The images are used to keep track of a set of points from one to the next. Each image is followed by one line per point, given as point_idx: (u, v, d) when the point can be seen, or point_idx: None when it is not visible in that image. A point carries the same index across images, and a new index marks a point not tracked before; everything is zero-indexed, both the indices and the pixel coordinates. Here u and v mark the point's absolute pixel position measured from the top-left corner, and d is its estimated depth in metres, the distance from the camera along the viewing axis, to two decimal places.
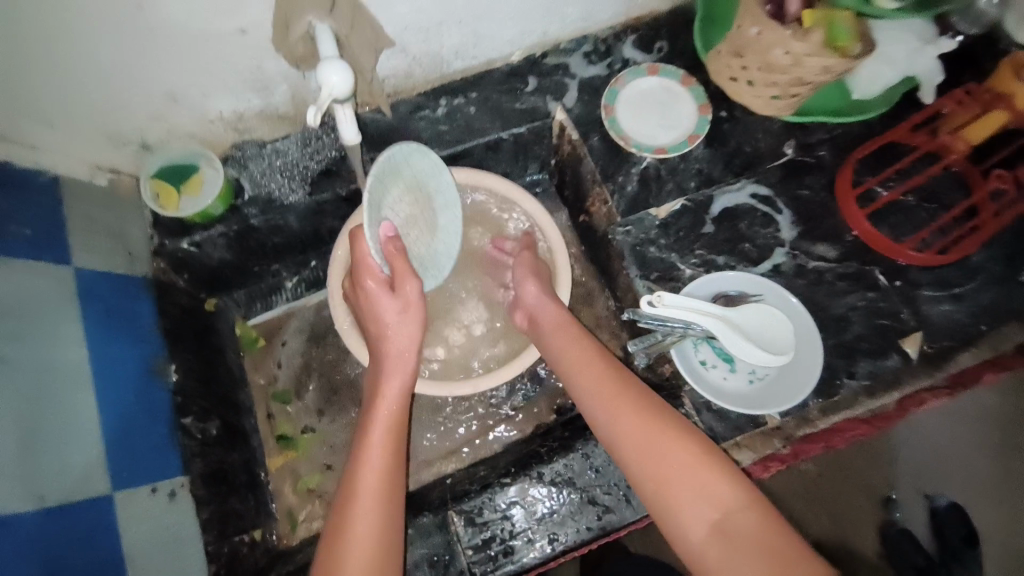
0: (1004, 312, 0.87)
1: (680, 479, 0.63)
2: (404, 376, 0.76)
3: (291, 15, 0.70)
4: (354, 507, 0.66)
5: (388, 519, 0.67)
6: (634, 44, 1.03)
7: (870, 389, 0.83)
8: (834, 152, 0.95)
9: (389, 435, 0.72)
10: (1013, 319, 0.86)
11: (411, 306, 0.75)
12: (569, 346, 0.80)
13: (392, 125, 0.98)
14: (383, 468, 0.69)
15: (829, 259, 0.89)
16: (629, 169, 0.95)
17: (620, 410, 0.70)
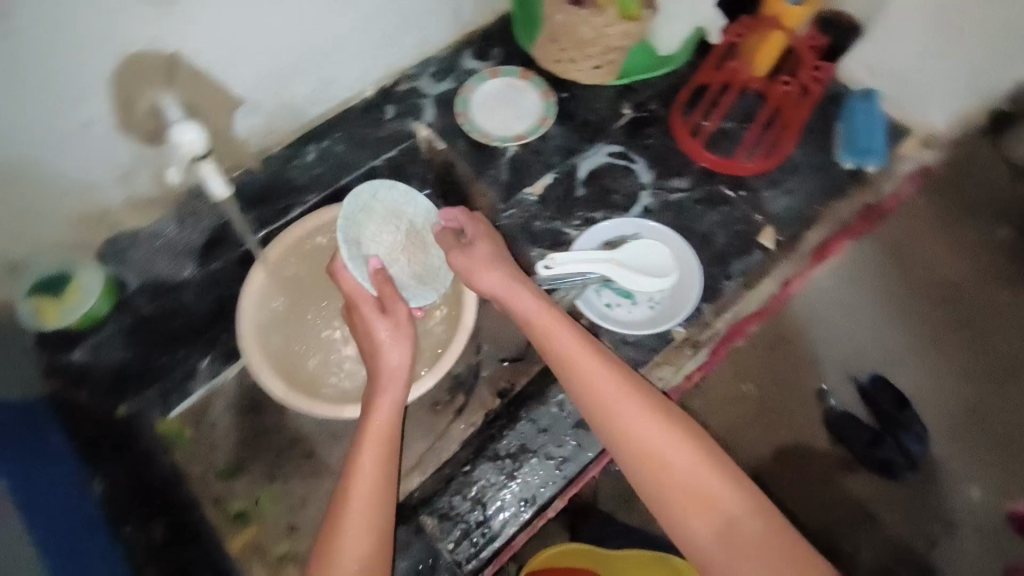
0: (830, 191, 1.02)
1: (688, 494, 0.68)
2: (395, 391, 0.78)
3: (135, 93, 0.75)
4: (351, 516, 0.71)
5: (380, 518, 0.72)
6: (473, 55, 1.12)
7: (747, 283, 0.97)
8: (663, 102, 1.09)
9: (378, 447, 0.75)
10: (839, 194, 1.02)
11: (400, 325, 0.80)
12: (580, 354, 0.75)
13: (268, 182, 0.99)
14: (372, 479, 0.73)
15: (685, 188, 1.03)
16: (499, 161, 1.05)
17: (636, 427, 0.71)
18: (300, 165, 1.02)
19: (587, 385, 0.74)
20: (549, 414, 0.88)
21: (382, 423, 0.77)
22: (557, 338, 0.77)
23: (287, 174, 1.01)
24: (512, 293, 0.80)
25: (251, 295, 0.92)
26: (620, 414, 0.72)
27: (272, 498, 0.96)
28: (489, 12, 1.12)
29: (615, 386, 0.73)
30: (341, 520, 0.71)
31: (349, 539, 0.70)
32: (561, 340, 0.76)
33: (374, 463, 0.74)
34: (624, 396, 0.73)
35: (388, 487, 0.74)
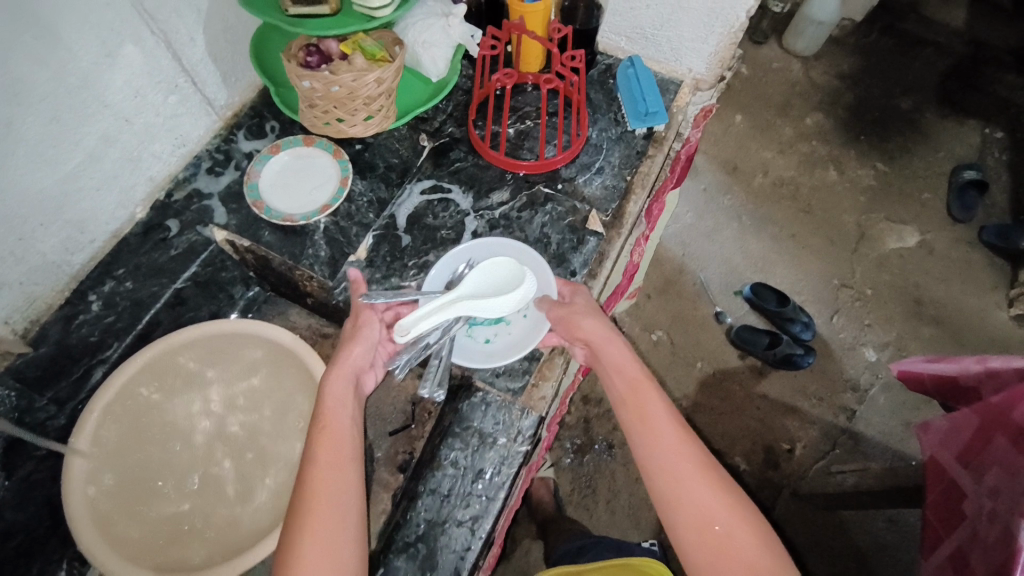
0: (635, 157, 1.06)
1: (737, 554, 0.69)
2: (346, 389, 0.77)
3: None
4: (314, 501, 0.69)
5: (345, 500, 0.70)
6: (247, 136, 1.05)
7: (592, 272, 0.97)
8: (456, 123, 1.09)
9: (332, 433, 0.73)
10: (644, 158, 1.07)
11: (363, 332, 0.82)
12: (657, 415, 0.77)
13: (53, 353, 0.86)
14: (328, 468, 0.71)
15: (506, 201, 1.02)
16: (313, 238, 0.98)
17: (687, 492, 0.72)
18: (87, 319, 0.89)
19: (652, 452, 0.75)
20: (448, 476, 0.82)
21: (336, 414, 0.75)
22: (646, 386, 0.80)
23: (73, 336, 0.88)
24: (604, 337, 0.83)
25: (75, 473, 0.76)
26: (672, 477, 0.73)
27: None
28: (245, 89, 1.06)
29: (677, 446, 0.75)
30: (303, 509, 0.68)
31: (314, 525, 0.67)
32: (652, 395, 0.79)
33: (329, 451, 0.72)
34: (686, 452, 0.75)
35: (349, 471, 0.72)
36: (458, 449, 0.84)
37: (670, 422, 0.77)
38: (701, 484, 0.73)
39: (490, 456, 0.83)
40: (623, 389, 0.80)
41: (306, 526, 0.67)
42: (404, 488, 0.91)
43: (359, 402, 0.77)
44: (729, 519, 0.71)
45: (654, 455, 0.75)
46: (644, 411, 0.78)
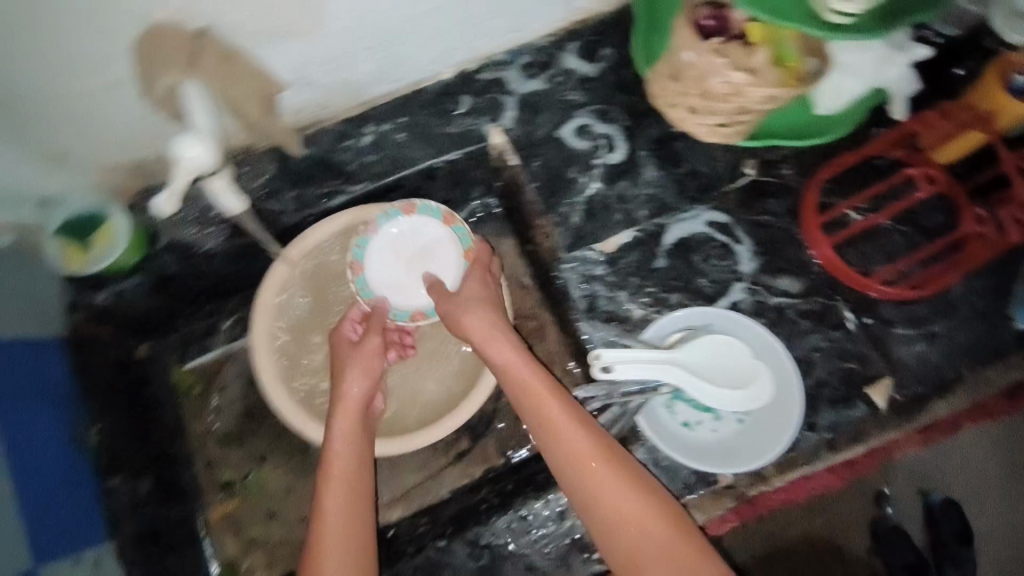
0: (985, 352, 0.80)
1: None
2: (363, 380, 0.81)
3: (147, 74, 0.62)
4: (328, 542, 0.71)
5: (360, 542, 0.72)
6: (579, 54, 0.90)
7: (833, 444, 0.77)
8: (799, 169, 0.85)
9: (350, 417, 0.80)
10: (994, 360, 0.80)
11: (369, 317, 0.87)
12: (573, 468, 0.70)
13: (313, 160, 0.88)
14: (335, 502, 0.74)
15: (794, 295, 0.82)
16: (572, 199, 0.88)
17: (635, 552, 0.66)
18: (352, 147, 0.89)
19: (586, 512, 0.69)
20: (546, 515, 0.82)
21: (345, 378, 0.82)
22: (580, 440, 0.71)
23: (336, 156, 0.89)
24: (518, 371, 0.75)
25: (274, 278, 0.88)
26: (626, 537, 0.67)
27: (259, 481, 0.99)
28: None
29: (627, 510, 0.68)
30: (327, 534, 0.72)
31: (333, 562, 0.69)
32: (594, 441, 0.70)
33: (347, 445, 0.78)
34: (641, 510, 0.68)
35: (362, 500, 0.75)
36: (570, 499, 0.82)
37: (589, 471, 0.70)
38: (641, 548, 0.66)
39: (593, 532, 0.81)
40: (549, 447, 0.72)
41: (328, 512, 0.73)
42: (492, 474, 0.93)
43: (370, 381, 0.82)
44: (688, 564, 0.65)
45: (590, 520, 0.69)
46: (562, 445, 0.71)
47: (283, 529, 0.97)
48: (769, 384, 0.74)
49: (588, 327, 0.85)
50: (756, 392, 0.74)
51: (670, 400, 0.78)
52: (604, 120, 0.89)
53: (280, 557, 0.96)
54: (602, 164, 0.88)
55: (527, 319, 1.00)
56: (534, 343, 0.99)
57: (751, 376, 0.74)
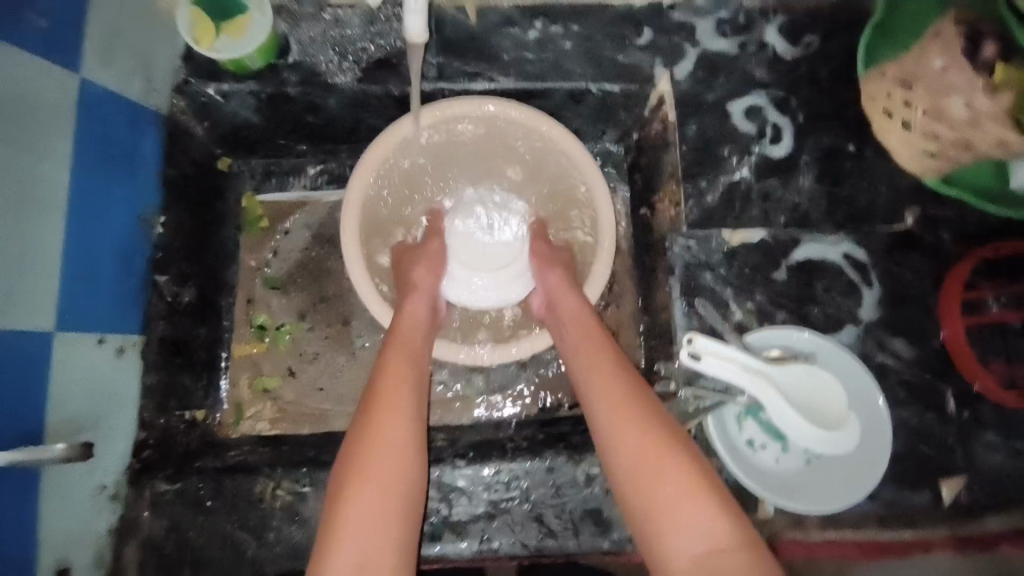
0: None
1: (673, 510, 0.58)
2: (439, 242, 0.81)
3: None
4: (376, 412, 0.64)
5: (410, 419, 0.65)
6: (783, 29, 0.84)
7: (880, 516, 0.74)
8: (959, 238, 0.81)
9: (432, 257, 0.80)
10: None
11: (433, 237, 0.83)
12: (617, 402, 0.66)
13: (471, 34, 0.82)
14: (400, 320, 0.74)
15: (900, 359, 0.77)
16: (717, 177, 0.81)
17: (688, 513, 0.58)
18: (514, 37, 0.83)
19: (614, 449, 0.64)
20: (572, 477, 0.74)
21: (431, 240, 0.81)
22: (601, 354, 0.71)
23: (494, 39, 0.83)
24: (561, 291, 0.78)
25: (382, 146, 0.79)
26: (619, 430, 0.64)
27: (291, 335, 0.92)
28: None
29: (632, 410, 0.65)
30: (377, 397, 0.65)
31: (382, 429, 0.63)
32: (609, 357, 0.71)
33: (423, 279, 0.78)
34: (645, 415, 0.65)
35: (411, 381, 0.68)
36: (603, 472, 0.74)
37: (629, 406, 0.65)
38: (701, 508, 0.58)
39: (614, 510, 0.74)
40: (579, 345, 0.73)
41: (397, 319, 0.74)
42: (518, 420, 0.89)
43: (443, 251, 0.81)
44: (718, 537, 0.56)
45: (626, 461, 0.62)
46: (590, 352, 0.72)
47: (297, 393, 0.90)
48: (857, 436, 0.69)
49: (679, 304, 0.79)
50: (842, 438, 0.69)
51: (742, 414, 0.73)
52: (780, 109, 0.82)
53: (291, 416, 0.89)
54: (762, 154, 0.82)
55: (608, 283, 0.96)
56: (603, 308, 0.95)
57: (840, 421, 0.69)
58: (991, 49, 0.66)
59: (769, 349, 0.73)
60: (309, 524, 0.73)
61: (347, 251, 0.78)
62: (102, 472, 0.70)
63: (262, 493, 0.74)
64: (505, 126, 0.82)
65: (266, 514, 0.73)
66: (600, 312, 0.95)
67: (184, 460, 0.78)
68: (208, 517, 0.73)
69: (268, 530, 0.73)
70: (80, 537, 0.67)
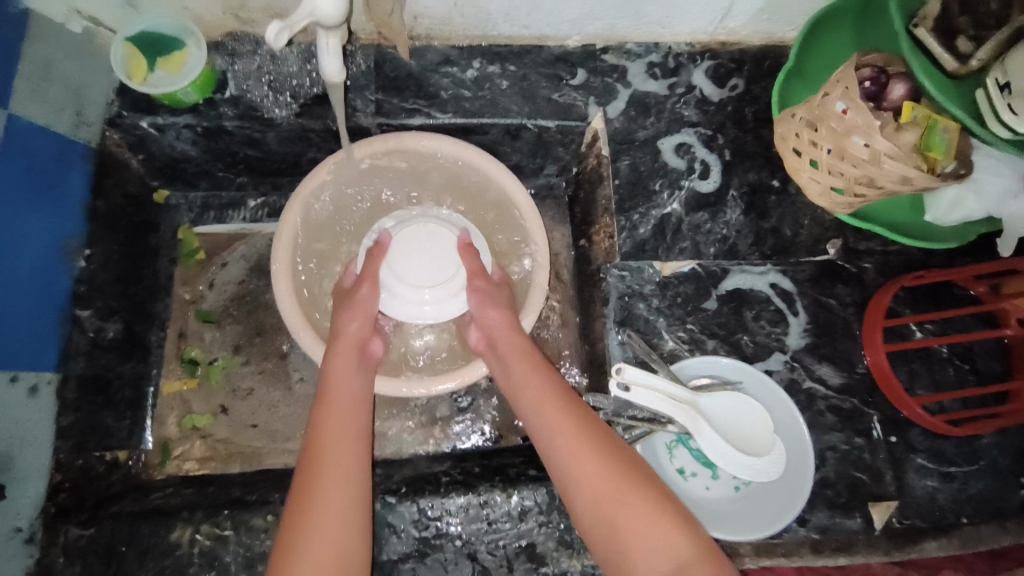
0: (989, 508, 0.77)
1: (631, 534, 0.59)
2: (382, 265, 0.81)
3: None
4: (316, 482, 0.63)
5: (355, 480, 0.64)
6: (709, 71, 0.88)
7: (817, 545, 0.74)
8: (881, 268, 0.84)
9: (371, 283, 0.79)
10: (995, 517, 0.78)
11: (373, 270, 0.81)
12: (565, 433, 0.67)
13: (410, 73, 0.85)
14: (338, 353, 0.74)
15: (829, 386, 0.79)
16: (649, 210, 0.83)
17: (640, 559, 0.58)
18: (453, 75, 0.85)
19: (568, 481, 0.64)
20: (507, 512, 0.73)
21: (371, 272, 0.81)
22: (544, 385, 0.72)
23: (433, 78, 0.85)
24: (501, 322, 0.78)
25: (318, 178, 0.80)
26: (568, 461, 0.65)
27: (224, 369, 0.91)
28: (758, 31, 0.87)
29: (578, 439, 0.66)
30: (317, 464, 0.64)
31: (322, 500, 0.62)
32: (552, 387, 0.71)
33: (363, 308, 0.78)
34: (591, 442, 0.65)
35: (357, 435, 0.67)
36: (537, 503, 0.73)
37: (576, 437, 0.66)
38: (656, 529, 0.59)
39: (551, 545, 0.72)
40: (522, 377, 0.73)
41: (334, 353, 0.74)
42: (456, 452, 0.88)
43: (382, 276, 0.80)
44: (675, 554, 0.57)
45: (581, 492, 0.63)
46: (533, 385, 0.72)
47: (229, 429, 0.89)
48: (782, 463, 0.70)
49: (613, 334, 0.79)
50: (768, 465, 0.70)
51: (673, 442, 0.76)
52: (707, 146, 0.86)
53: (220, 454, 0.88)
54: (691, 188, 0.85)
55: (551, 313, 0.96)
56: (546, 338, 0.95)
57: (767, 448, 0.71)
58: (899, 89, 0.71)
59: (695, 378, 0.76)
60: (229, 570, 0.68)
61: (278, 290, 0.77)
62: (14, 517, 0.67)
63: (178, 539, 0.69)
64: (438, 163, 0.85)
65: (182, 560, 0.69)
66: (543, 343, 0.95)
67: (101, 504, 0.73)
68: (120, 565, 0.68)
69: None
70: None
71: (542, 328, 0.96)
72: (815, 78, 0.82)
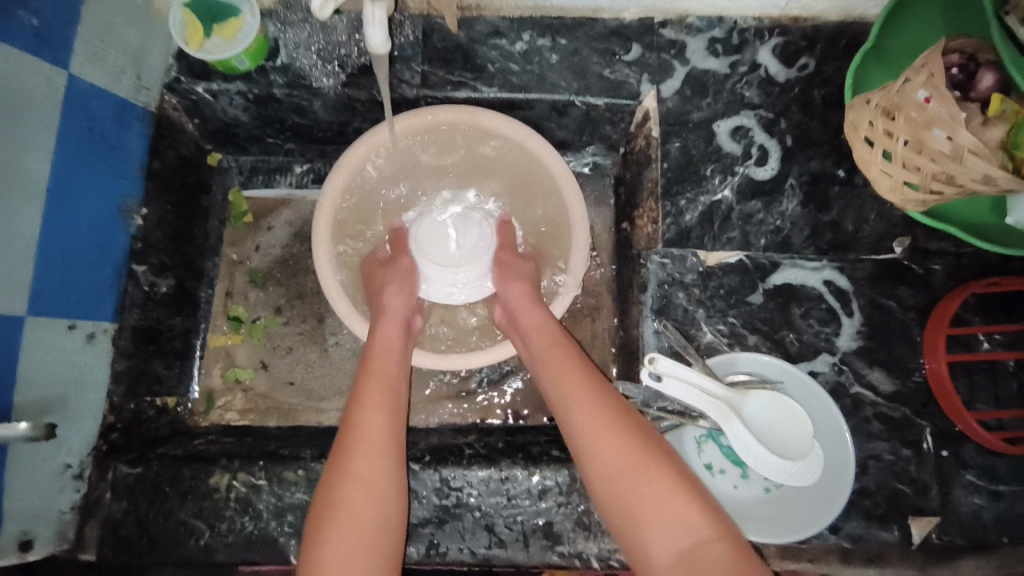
0: None
1: (652, 512, 0.58)
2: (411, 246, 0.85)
3: None
4: (349, 446, 0.65)
5: (385, 442, 0.66)
6: (776, 50, 0.82)
7: (845, 553, 0.71)
8: (949, 271, 0.77)
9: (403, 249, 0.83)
10: None
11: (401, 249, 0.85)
12: (587, 409, 0.65)
13: (459, 44, 0.83)
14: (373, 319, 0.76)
15: (878, 393, 0.74)
16: (698, 196, 0.80)
17: (658, 537, 0.57)
18: (501, 48, 0.83)
19: (589, 457, 0.63)
20: (527, 489, 0.73)
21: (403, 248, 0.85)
22: (566, 360, 0.71)
23: (481, 49, 0.83)
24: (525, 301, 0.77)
25: (362, 150, 0.80)
26: (588, 437, 0.64)
27: (266, 329, 0.95)
28: (837, 7, 0.80)
29: (600, 415, 0.65)
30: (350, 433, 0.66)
31: (353, 473, 0.63)
32: (575, 363, 0.70)
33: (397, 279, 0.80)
34: (612, 420, 0.64)
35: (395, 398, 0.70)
36: (558, 483, 0.73)
37: (599, 413, 0.65)
38: (675, 510, 0.58)
39: (566, 525, 0.72)
40: (544, 351, 0.72)
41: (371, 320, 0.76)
42: (484, 425, 0.89)
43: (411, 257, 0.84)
44: (693, 535, 0.57)
45: (602, 468, 0.62)
46: (554, 361, 0.71)
47: (268, 385, 0.93)
48: (819, 470, 0.67)
49: (648, 325, 0.77)
50: (803, 470, 0.68)
51: (703, 436, 0.73)
52: (768, 131, 0.81)
53: (259, 407, 0.93)
54: (745, 174, 0.80)
55: (587, 296, 0.95)
56: (581, 320, 0.94)
57: (803, 453, 0.68)
58: (989, 79, 0.64)
59: (731, 374, 0.73)
60: (261, 517, 0.73)
61: (318, 259, 0.79)
62: (66, 453, 0.72)
63: (217, 484, 0.74)
64: (481, 138, 0.84)
65: (219, 503, 0.73)
66: (578, 325, 0.94)
67: (148, 446, 0.79)
68: (163, 503, 0.73)
69: (220, 521, 0.72)
70: (42, 514, 0.69)
71: (578, 310, 0.94)
72: (895, 61, 0.75)
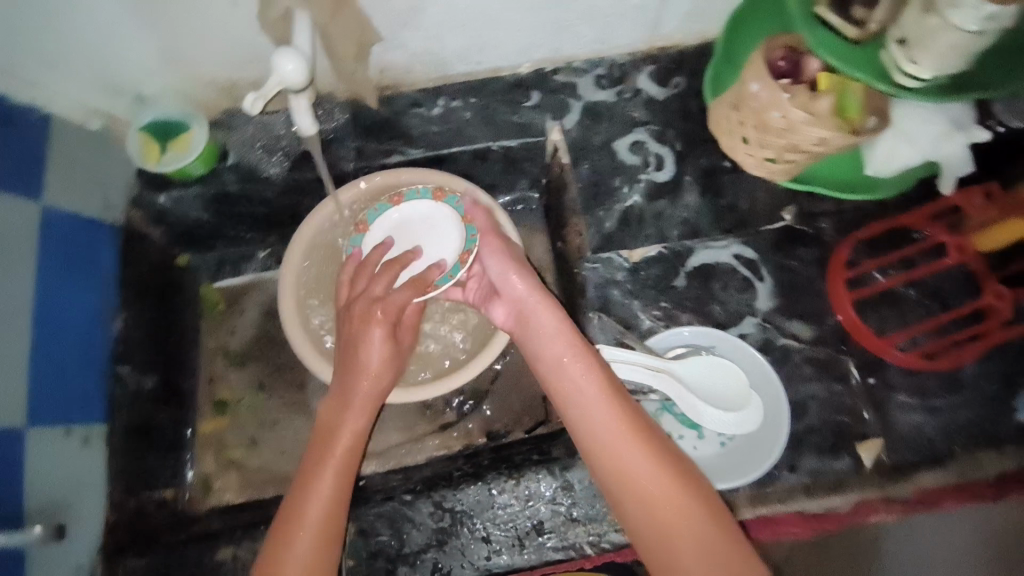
0: (982, 436, 0.80)
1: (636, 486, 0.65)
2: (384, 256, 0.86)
3: None
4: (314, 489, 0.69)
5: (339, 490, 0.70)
6: (651, 75, 0.97)
7: (811, 489, 0.78)
8: (837, 227, 0.89)
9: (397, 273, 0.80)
10: (991, 445, 0.80)
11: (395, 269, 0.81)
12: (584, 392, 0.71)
13: (385, 118, 0.96)
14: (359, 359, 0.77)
15: (803, 340, 0.84)
16: (612, 205, 0.91)
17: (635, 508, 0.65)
18: (422, 115, 0.96)
19: (584, 433, 0.69)
20: (514, 495, 0.78)
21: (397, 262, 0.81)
22: (566, 347, 0.74)
23: (404, 119, 0.96)
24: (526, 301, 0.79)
25: (314, 220, 0.91)
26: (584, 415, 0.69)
27: (253, 403, 1.01)
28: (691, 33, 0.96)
29: (596, 398, 0.70)
30: (317, 478, 0.70)
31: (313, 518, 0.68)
32: (573, 349, 0.74)
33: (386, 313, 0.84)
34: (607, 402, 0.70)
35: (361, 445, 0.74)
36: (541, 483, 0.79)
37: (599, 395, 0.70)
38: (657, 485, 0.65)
39: (556, 520, 0.78)
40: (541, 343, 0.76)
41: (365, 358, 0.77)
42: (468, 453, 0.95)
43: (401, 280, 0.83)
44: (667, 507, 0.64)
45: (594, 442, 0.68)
46: (554, 348, 0.75)
47: (262, 457, 0.98)
48: (760, 414, 0.77)
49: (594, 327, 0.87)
50: (746, 418, 0.77)
51: (658, 411, 0.81)
52: (659, 140, 0.94)
53: (255, 480, 0.97)
54: (648, 179, 0.92)
55: None
56: None
57: (744, 402, 0.78)
58: (813, 63, 0.78)
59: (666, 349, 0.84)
60: None
61: (290, 330, 0.89)
62: (77, 554, 0.77)
63: (223, 556, 0.77)
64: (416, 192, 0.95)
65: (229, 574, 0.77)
66: None
67: (153, 536, 0.82)
68: None
69: None
70: None
71: None
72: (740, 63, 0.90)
